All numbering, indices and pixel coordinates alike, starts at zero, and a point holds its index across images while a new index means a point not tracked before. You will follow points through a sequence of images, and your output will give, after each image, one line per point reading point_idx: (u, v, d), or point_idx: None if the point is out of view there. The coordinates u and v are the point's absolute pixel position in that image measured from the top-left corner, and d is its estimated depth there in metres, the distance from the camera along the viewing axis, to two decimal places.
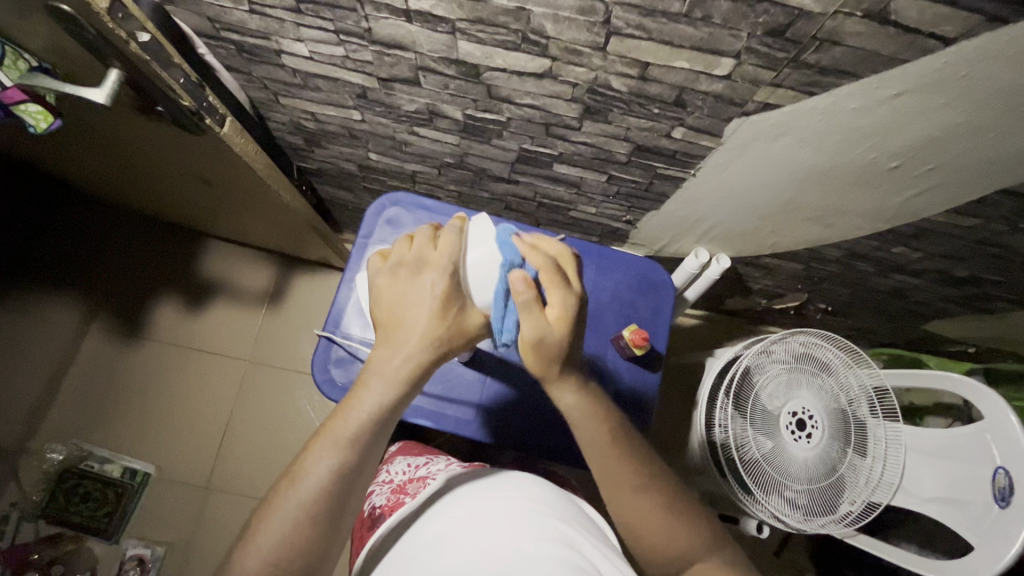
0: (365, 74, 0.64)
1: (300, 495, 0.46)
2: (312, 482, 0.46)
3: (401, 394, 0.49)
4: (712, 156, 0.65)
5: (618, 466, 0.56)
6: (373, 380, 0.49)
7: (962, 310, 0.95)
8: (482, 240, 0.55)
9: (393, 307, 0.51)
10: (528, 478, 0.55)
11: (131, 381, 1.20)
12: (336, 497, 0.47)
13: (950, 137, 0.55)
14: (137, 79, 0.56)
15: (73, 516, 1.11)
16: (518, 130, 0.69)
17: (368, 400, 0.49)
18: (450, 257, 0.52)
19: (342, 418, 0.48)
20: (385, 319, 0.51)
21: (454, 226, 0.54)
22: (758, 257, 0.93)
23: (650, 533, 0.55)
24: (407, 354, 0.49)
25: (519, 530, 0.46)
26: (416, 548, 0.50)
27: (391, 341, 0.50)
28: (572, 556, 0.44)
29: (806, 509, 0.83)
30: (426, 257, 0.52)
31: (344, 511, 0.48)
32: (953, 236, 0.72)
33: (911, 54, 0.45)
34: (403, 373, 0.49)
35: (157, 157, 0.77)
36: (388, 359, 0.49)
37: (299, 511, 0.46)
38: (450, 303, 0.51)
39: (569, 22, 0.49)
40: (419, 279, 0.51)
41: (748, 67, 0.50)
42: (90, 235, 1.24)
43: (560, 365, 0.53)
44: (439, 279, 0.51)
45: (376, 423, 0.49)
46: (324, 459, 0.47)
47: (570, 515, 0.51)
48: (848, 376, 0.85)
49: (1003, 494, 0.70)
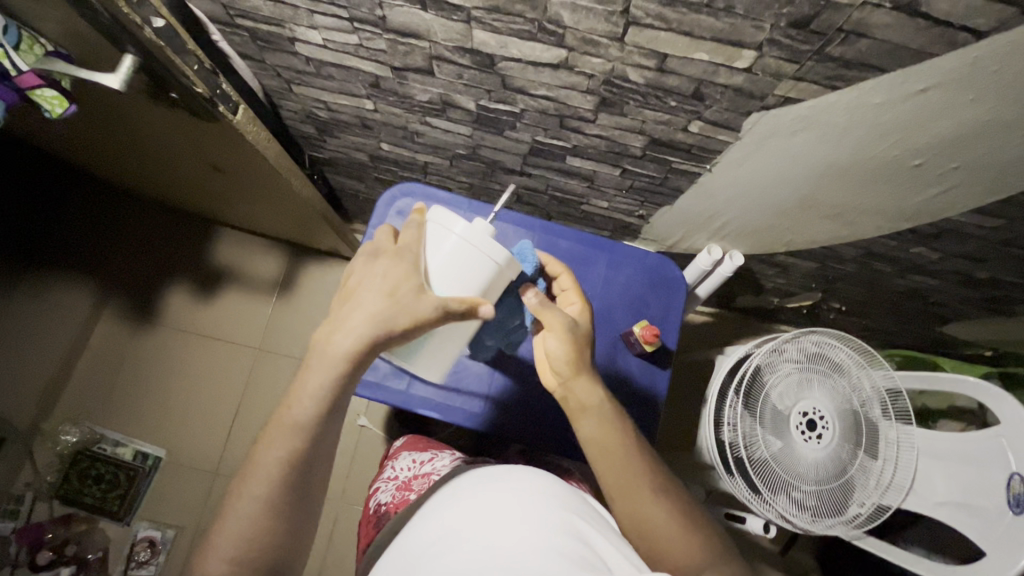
0: (379, 62, 0.64)
1: (255, 491, 0.46)
2: (264, 474, 0.46)
3: (343, 378, 0.48)
4: (729, 151, 0.64)
5: (634, 467, 0.58)
6: (316, 363, 0.48)
7: (982, 312, 0.93)
8: (450, 223, 0.53)
9: (347, 290, 0.52)
10: (530, 469, 0.55)
11: (142, 366, 1.21)
12: (292, 484, 0.47)
13: (976, 134, 0.53)
14: (151, 65, 0.56)
15: (85, 497, 1.13)
16: (532, 121, 0.68)
17: (308, 389, 0.48)
18: (407, 246, 0.53)
19: (287, 407, 0.48)
20: (337, 301, 0.52)
21: (411, 221, 0.55)
22: (773, 254, 0.92)
23: (661, 537, 0.53)
24: (346, 331, 0.48)
25: (523, 522, 0.45)
26: (423, 541, 0.49)
27: (336, 320, 0.50)
28: (577, 547, 0.44)
29: (815, 510, 0.82)
30: (386, 247, 0.53)
31: (304, 496, 0.48)
32: (976, 238, 0.71)
33: (940, 47, 0.44)
34: (342, 352, 0.48)
35: (169, 143, 0.77)
36: (330, 337, 0.49)
37: (255, 503, 0.46)
38: (402, 283, 0.50)
39: (587, 11, 0.48)
40: (371, 269, 0.52)
41: (770, 60, 0.48)
42: (104, 220, 1.25)
43: (587, 354, 0.63)
44: (393, 263, 0.52)
45: (320, 410, 0.48)
46: (273, 449, 0.47)
47: (576, 508, 0.50)
48: (862, 377, 0.84)
49: (1017, 500, 0.69)
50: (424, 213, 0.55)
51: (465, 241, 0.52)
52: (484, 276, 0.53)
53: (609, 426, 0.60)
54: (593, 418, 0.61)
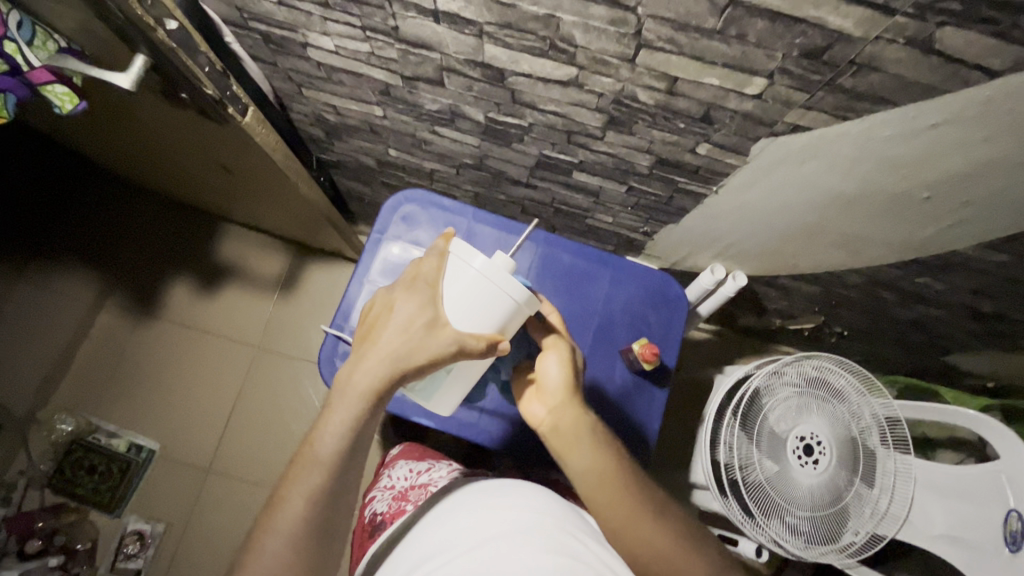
0: (390, 71, 0.64)
1: (281, 528, 0.45)
2: (289, 512, 0.45)
3: (366, 414, 0.48)
4: (736, 174, 0.64)
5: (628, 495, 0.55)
6: (338, 400, 0.48)
7: (985, 344, 0.92)
8: (469, 254, 0.51)
9: (367, 325, 0.51)
10: (532, 484, 0.54)
11: (142, 359, 1.21)
12: (318, 519, 0.46)
13: (985, 172, 0.53)
14: (162, 65, 0.56)
15: (77, 488, 1.13)
16: (540, 135, 0.68)
17: (331, 424, 0.47)
18: (424, 279, 0.52)
19: (310, 444, 0.47)
20: (359, 337, 0.52)
21: (434, 248, 0.53)
22: (776, 277, 0.91)
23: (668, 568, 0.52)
24: (367, 368, 0.48)
25: (518, 536, 0.45)
26: (423, 551, 0.49)
27: (357, 358, 0.50)
28: (574, 566, 0.43)
29: (807, 536, 0.81)
30: (406, 280, 0.53)
31: (330, 531, 0.47)
32: (981, 271, 0.70)
33: (952, 85, 0.43)
34: (363, 389, 0.48)
35: (179, 142, 0.77)
36: (349, 376, 0.48)
37: (281, 543, 0.45)
38: (418, 319, 0.50)
39: (599, 32, 0.48)
40: (391, 300, 0.52)
41: (781, 88, 0.48)
42: (110, 212, 1.25)
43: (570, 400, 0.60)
44: (411, 298, 0.51)
45: (343, 447, 0.47)
46: (299, 486, 0.46)
47: (575, 526, 0.49)
48: (861, 404, 0.84)
49: (1013, 538, 0.67)
50: (448, 240, 0.53)
51: (482, 275, 0.51)
52: (504, 309, 0.52)
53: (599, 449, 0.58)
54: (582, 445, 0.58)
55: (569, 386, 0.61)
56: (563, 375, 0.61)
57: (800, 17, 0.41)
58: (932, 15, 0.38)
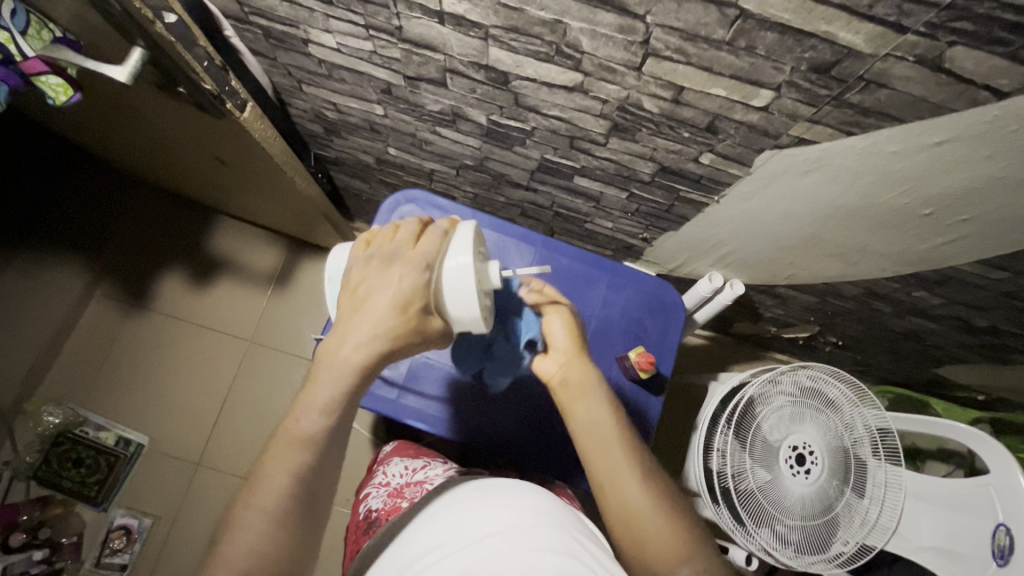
0: (392, 70, 0.63)
1: (262, 503, 0.43)
2: (271, 488, 0.44)
3: (352, 391, 0.46)
4: (738, 184, 0.64)
5: (618, 453, 0.55)
6: (325, 373, 0.46)
7: (978, 358, 0.92)
8: (463, 245, 0.54)
9: (356, 293, 0.48)
10: (527, 481, 0.54)
11: (133, 350, 1.20)
12: (300, 500, 0.45)
13: (988, 190, 0.52)
14: (159, 58, 0.55)
15: (63, 481, 1.11)
16: (542, 139, 0.67)
17: (317, 400, 0.45)
18: (424, 254, 0.50)
19: (294, 419, 0.46)
20: (345, 305, 0.48)
21: (439, 227, 0.53)
22: (773, 286, 0.91)
23: (647, 530, 0.52)
24: (356, 344, 0.46)
25: (517, 537, 0.44)
26: (417, 550, 0.48)
27: (344, 330, 0.47)
28: (574, 568, 0.42)
29: (797, 546, 0.82)
30: (400, 252, 0.50)
31: (310, 514, 0.46)
32: (979, 287, 0.70)
33: (959, 104, 0.43)
34: (351, 365, 0.46)
35: (175, 135, 0.76)
36: (337, 349, 0.46)
37: (260, 519, 0.43)
38: (414, 299, 0.48)
39: (607, 39, 0.47)
40: (387, 272, 0.49)
41: (787, 101, 0.48)
42: (103, 202, 1.23)
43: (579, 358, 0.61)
44: (408, 274, 0.49)
45: (330, 422, 0.45)
46: (280, 461, 0.44)
47: (575, 527, 0.48)
48: (854, 416, 0.84)
49: (1002, 552, 0.66)
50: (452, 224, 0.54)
51: (460, 269, 0.53)
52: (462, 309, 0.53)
53: (599, 403, 0.58)
54: (584, 398, 0.58)
55: (576, 344, 0.62)
56: (569, 336, 0.62)
57: (810, 32, 0.40)
58: (944, 34, 0.38)
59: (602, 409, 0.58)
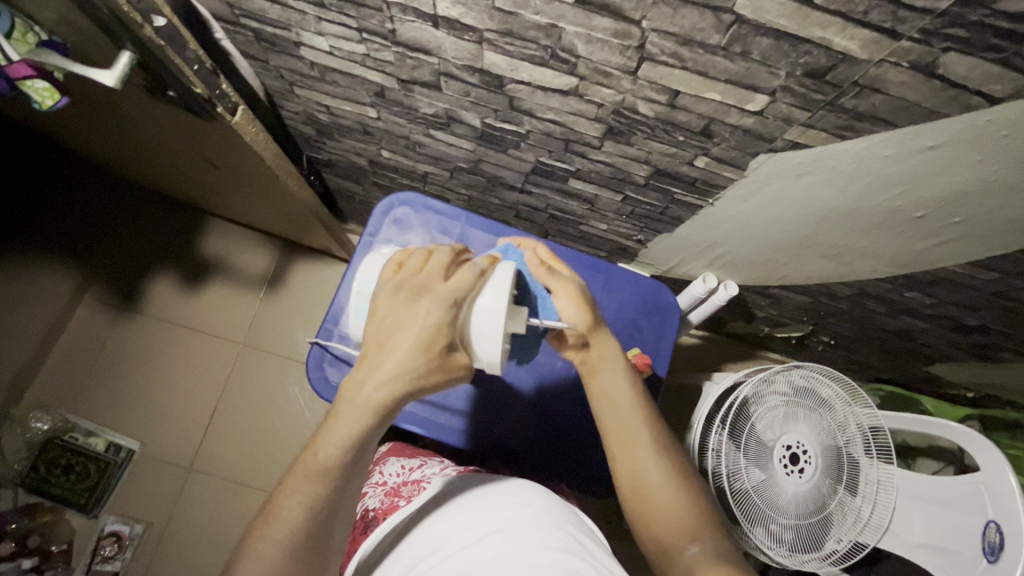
0: (385, 73, 0.62)
1: (277, 535, 0.43)
2: (286, 522, 0.43)
3: (372, 427, 0.46)
4: (733, 187, 0.64)
5: (639, 428, 0.58)
6: (345, 408, 0.45)
7: (968, 357, 0.93)
8: (498, 288, 0.53)
9: (382, 325, 0.47)
10: (531, 484, 0.54)
11: (124, 356, 1.18)
12: (314, 532, 0.44)
13: (980, 193, 0.53)
14: (148, 62, 0.54)
15: (53, 488, 1.10)
16: (536, 142, 0.67)
17: (335, 435, 0.45)
18: (455, 290, 0.48)
19: (312, 452, 0.45)
20: (370, 336, 0.47)
21: (476, 264, 0.52)
22: (767, 287, 0.92)
23: (658, 506, 0.55)
24: (380, 383, 0.45)
25: (520, 535, 0.44)
26: (419, 551, 0.48)
27: (368, 366, 0.46)
28: (578, 564, 0.42)
29: (791, 544, 0.82)
30: (428, 287, 0.48)
31: (325, 546, 0.45)
32: (969, 287, 0.71)
33: (952, 109, 0.43)
34: (374, 403, 0.45)
35: (166, 139, 0.75)
36: (361, 385, 0.45)
37: (274, 552, 0.43)
38: (438, 338, 0.46)
39: (602, 43, 0.47)
40: (415, 306, 0.47)
41: (782, 105, 0.48)
42: (92, 205, 1.22)
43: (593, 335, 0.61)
44: (436, 310, 0.47)
45: (348, 458, 0.45)
46: (296, 494, 0.44)
47: (580, 530, 0.48)
48: (847, 415, 0.84)
49: (992, 549, 0.67)
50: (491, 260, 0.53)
51: (491, 311, 0.52)
52: (483, 354, 0.54)
53: (621, 379, 0.60)
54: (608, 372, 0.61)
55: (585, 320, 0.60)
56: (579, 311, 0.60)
57: (805, 37, 0.40)
58: (938, 40, 0.38)
59: (623, 385, 0.60)
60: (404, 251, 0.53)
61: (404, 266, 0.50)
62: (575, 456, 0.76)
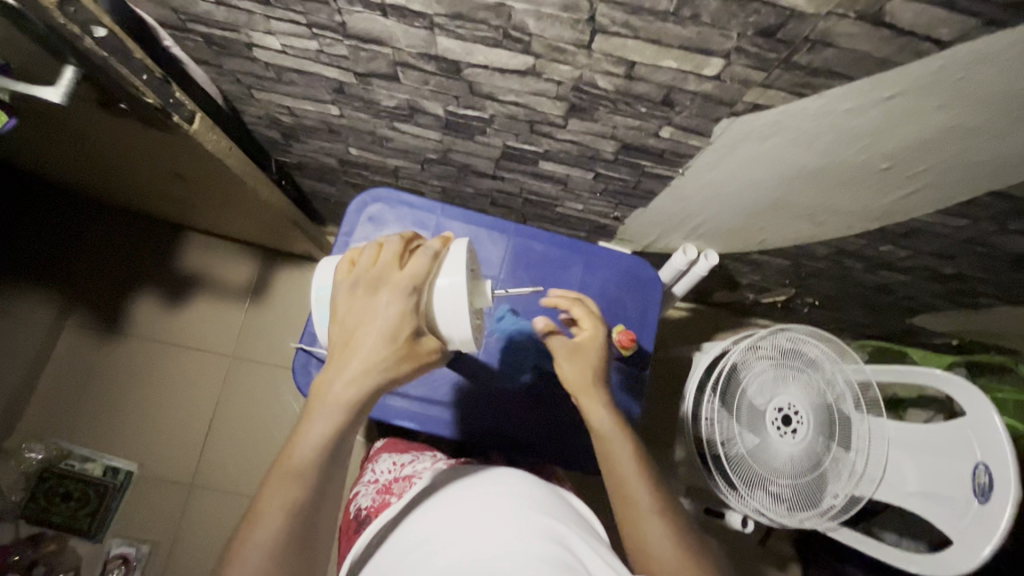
0: (341, 68, 0.61)
1: (259, 540, 0.43)
2: (268, 527, 0.43)
3: (347, 424, 0.46)
4: (701, 155, 0.64)
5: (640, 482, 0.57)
6: (317, 409, 0.45)
7: (949, 305, 0.94)
8: (456, 268, 0.54)
9: (345, 323, 0.47)
10: (512, 471, 0.54)
11: (112, 379, 1.17)
12: (298, 534, 0.44)
13: (944, 139, 0.53)
14: (94, 74, 0.53)
15: (53, 516, 1.09)
16: (502, 126, 0.67)
17: (310, 435, 0.45)
18: (412, 278, 0.48)
19: (287, 455, 0.45)
20: (335, 337, 0.47)
21: (429, 248, 0.51)
22: (747, 253, 0.92)
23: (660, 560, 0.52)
24: (349, 381, 0.45)
25: (505, 524, 0.44)
26: (405, 546, 0.48)
27: (336, 364, 0.46)
28: (560, 552, 0.42)
29: (790, 503, 0.82)
30: (382, 278, 0.48)
31: (310, 546, 0.45)
32: (942, 236, 0.72)
33: (904, 57, 0.44)
34: (345, 401, 0.45)
35: (128, 153, 0.73)
36: (330, 383, 0.45)
37: (259, 558, 0.42)
38: (403, 327, 0.47)
39: (553, 18, 0.46)
40: (374, 299, 0.47)
41: (738, 67, 0.48)
42: (65, 230, 1.20)
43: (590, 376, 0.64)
44: (396, 300, 0.47)
45: (324, 456, 0.45)
46: (277, 497, 0.44)
47: (563, 514, 0.48)
48: (834, 371, 0.85)
49: (982, 490, 0.68)
50: (445, 242, 0.53)
51: (455, 287, 0.53)
52: (457, 333, 0.54)
53: (617, 442, 0.60)
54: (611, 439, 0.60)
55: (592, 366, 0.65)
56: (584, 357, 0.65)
57: None
58: None
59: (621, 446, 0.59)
60: (357, 248, 0.53)
61: (357, 262, 0.50)
62: (573, 439, 0.77)
